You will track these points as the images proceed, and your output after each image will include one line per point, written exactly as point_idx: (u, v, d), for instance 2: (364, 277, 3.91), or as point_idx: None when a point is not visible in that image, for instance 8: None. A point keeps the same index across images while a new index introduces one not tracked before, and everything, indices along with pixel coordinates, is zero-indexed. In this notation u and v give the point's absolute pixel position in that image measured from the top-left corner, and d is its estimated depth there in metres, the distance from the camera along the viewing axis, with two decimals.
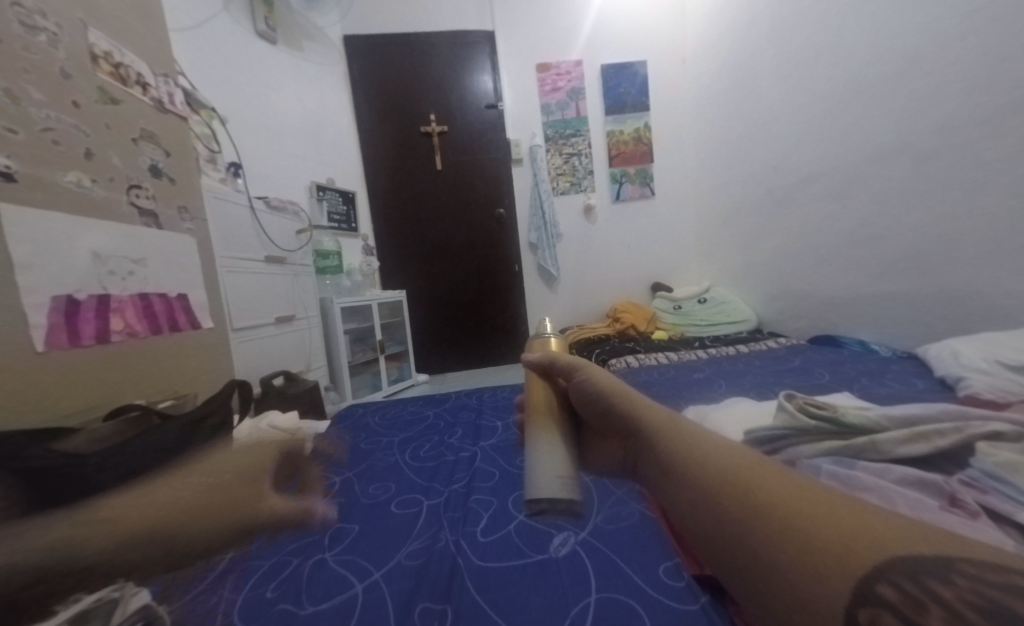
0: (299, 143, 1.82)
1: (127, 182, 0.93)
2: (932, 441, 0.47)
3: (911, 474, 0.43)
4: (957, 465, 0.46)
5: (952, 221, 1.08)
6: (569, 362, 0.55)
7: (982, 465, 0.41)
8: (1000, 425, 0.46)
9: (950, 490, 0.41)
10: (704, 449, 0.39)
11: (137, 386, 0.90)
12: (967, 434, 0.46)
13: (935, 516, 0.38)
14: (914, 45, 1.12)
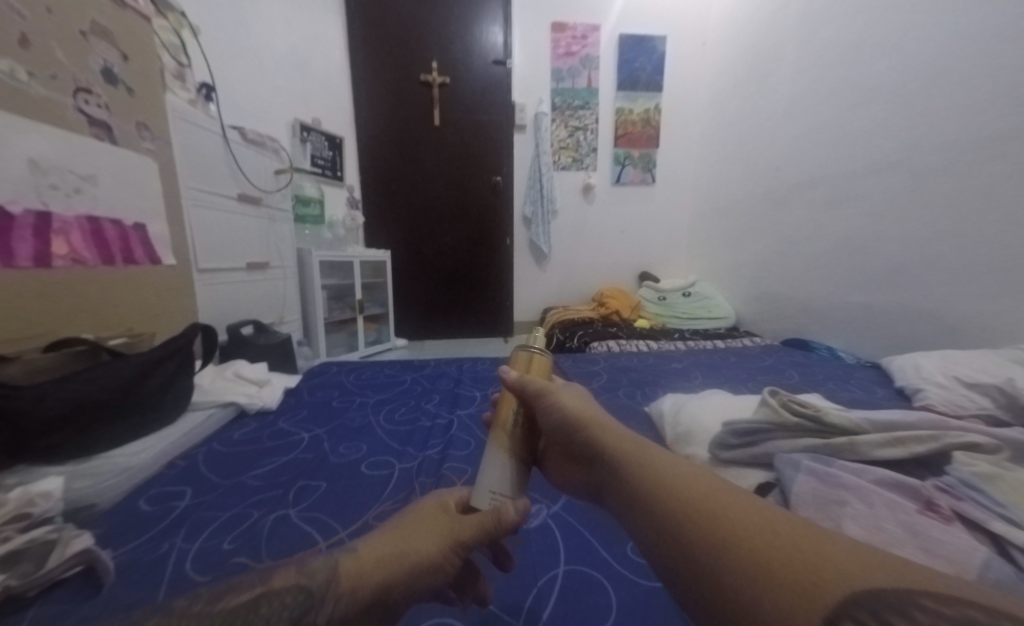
0: (284, 74, 1.66)
1: (74, 84, 0.81)
2: (910, 446, 0.47)
3: (891, 477, 0.42)
4: (930, 472, 0.47)
5: (936, 240, 1.11)
6: (536, 383, 0.48)
7: (959, 474, 0.42)
8: (976, 438, 0.47)
9: (927, 494, 0.40)
10: (667, 474, 0.34)
11: (85, 320, 0.81)
12: (945, 444, 0.47)
13: (915, 518, 0.37)
14: (936, 55, 1.11)
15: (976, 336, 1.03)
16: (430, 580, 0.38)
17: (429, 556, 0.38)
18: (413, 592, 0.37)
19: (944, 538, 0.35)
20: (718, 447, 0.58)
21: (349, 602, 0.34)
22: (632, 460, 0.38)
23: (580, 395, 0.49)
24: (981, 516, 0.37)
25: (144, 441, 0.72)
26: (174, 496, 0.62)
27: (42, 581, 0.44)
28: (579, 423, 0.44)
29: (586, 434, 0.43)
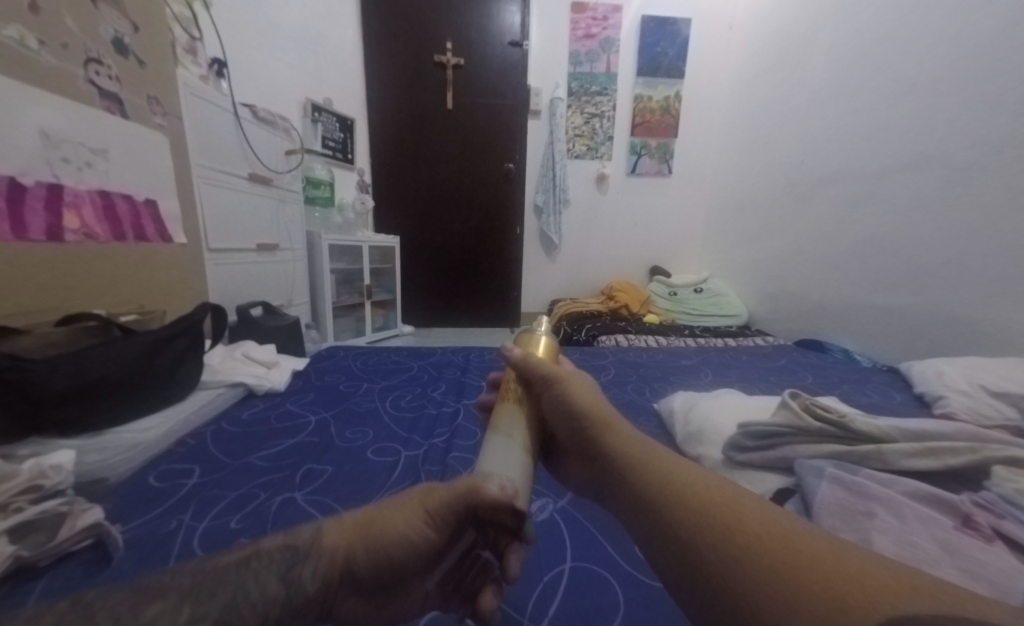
0: (297, 51, 1.63)
1: (85, 54, 0.79)
2: (943, 458, 0.45)
3: (923, 490, 0.40)
4: (963, 485, 0.45)
5: (967, 241, 1.06)
6: (542, 368, 0.49)
7: (1000, 490, 0.40)
8: (1016, 452, 0.44)
9: (965, 510, 0.38)
10: (674, 479, 0.32)
11: (97, 295, 0.81)
12: (982, 457, 0.44)
13: (950, 535, 0.35)
14: (981, 45, 1.05)
15: (1003, 343, 0.99)
16: (407, 546, 0.35)
17: (408, 521, 0.35)
18: (392, 559, 0.34)
19: (983, 557, 0.33)
20: (732, 448, 0.56)
21: (329, 559, 0.32)
22: (638, 465, 0.36)
23: (588, 382, 0.49)
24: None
25: (154, 418, 0.72)
26: (182, 474, 0.62)
27: (53, 552, 0.45)
28: (585, 410, 0.44)
29: (591, 428, 0.42)
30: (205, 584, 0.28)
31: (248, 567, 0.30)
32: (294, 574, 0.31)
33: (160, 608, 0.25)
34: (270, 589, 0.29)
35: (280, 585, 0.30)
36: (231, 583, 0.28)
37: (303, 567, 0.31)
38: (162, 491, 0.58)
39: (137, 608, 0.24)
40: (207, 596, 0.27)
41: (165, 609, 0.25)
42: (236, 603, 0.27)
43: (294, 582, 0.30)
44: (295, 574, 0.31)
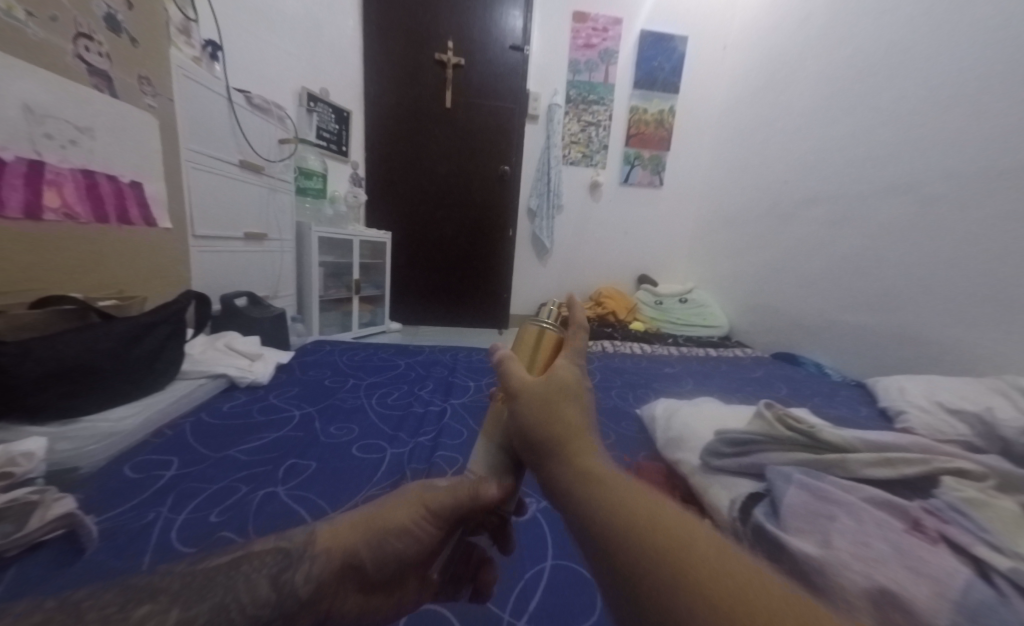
0: (295, 39, 1.61)
1: (76, 28, 0.77)
2: (899, 468, 0.48)
3: (880, 496, 0.41)
4: (916, 494, 0.47)
5: (933, 266, 1.13)
6: (499, 361, 0.39)
7: (947, 498, 0.42)
8: (964, 464, 0.47)
9: (914, 515, 0.40)
10: (636, 500, 0.26)
11: (74, 277, 0.78)
12: (934, 468, 0.47)
13: (902, 539, 0.36)
14: (955, 82, 1.11)
15: (962, 363, 1.05)
16: (405, 542, 0.39)
17: (404, 521, 0.39)
18: (391, 554, 0.39)
19: (930, 558, 0.34)
20: (710, 454, 0.58)
21: (324, 560, 0.35)
22: (589, 481, 0.28)
23: (564, 374, 0.36)
24: (965, 539, 0.37)
25: (131, 406, 0.71)
26: (160, 465, 0.60)
27: (20, 543, 0.43)
28: (538, 417, 0.33)
29: (539, 437, 0.32)
30: (194, 586, 0.30)
31: (239, 570, 0.33)
32: (286, 577, 0.34)
33: (149, 609, 0.28)
34: (260, 590, 0.32)
35: (271, 587, 0.32)
36: (220, 585, 0.31)
37: (297, 569, 0.34)
38: (135, 482, 0.56)
39: (127, 608, 0.27)
40: (197, 598, 0.29)
41: (154, 609, 0.28)
42: (226, 602, 0.30)
43: (289, 582, 0.33)
44: (289, 575, 0.34)
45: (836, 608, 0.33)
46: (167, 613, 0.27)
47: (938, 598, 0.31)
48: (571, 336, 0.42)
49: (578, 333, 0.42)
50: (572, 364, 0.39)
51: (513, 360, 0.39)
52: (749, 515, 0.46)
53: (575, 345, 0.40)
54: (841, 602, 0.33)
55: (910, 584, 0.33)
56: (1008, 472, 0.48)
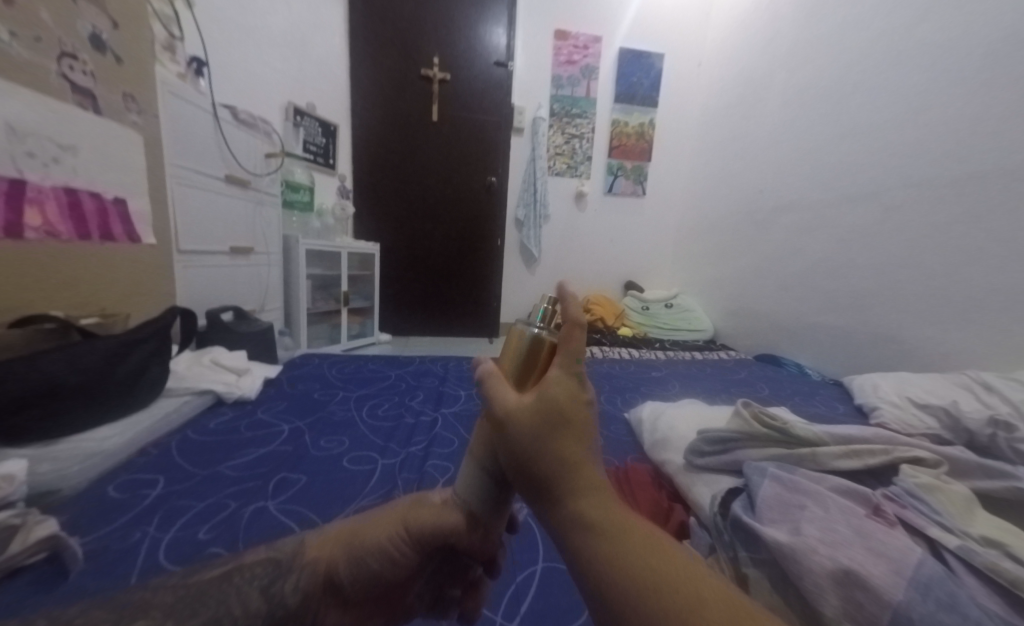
0: (281, 55, 1.62)
1: (60, 48, 0.77)
2: (863, 459, 0.50)
3: (845, 484, 0.44)
4: (880, 482, 0.50)
5: (900, 269, 1.18)
6: (482, 384, 0.35)
7: (903, 483, 0.45)
8: (922, 452, 0.50)
9: (875, 501, 0.43)
10: (636, 547, 0.25)
11: (56, 296, 0.77)
12: (894, 457, 0.50)
13: (863, 522, 0.39)
14: (912, 95, 1.18)
15: (930, 360, 1.10)
16: (383, 560, 0.39)
17: (383, 538, 0.39)
18: (371, 571, 0.39)
19: (888, 540, 0.37)
20: (693, 453, 0.61)
21: (309, 574, 0.37)
22: (585, 523, 0.26)
23: (552, 394, 0.31)
24: (919, 522, 0.40)
25: (115, 425, 0.70)
26: (146, 484, 0.60)
27: (4, 566, 0.42)
28: (523, 452, 0.29)
29: (528, 474, 0.29)
30: (188, 600, 0.32)
31: (231, 583, 0.35)
32: (276, 588, 0.35)
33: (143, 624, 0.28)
34: (251, 602, 0.33)
35: (260, 599, 0.34)
36: (213, 599, 0.33)
37: (286, 580, 0.36)
38: (120, 502, 0.56)
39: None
40: (190, 613, 0.31)
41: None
42: (219, 616, 0.31)
43: (277, 594, 0.35)
44: (278, 587, 0.36)
45: (807, 590, 0.35)
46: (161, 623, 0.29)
47: (895, 575, 0.34)
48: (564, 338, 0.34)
49: (575, 334, 0.34)
50: (562, 376, 0.32)
51: (497, 380, 0.35)
52: (729, 509, 0.48)
53: (567, 349, 0.33)
54: (809, 583, 0.35)
55: (871, 564, 0.35)
56: (962, 460, 0.51)
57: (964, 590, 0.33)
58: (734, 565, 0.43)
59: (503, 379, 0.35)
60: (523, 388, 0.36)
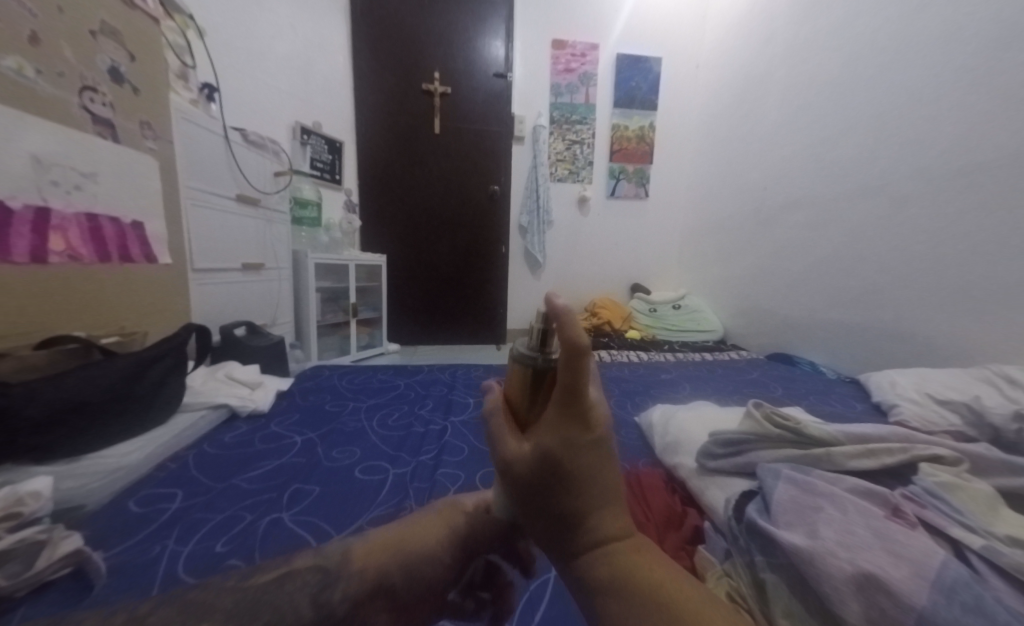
0: (288, 77, 1.67)
1: (81, 82, 0.81)
2: (880, 458, 0.49)
3: (861, 484, 0.43)
4: (899, 482, 0.48)
5: (912, 262, 1.16)
6: (486, 430, 0.34)
7: (923, 483, 0.44)
8: (941, 450, 0.49)
9: (893, 501, 0.42)
10: (656, 604, 0.27)
11: (78, 316, 0.80)
12: (913, 455, 0.49)
13: (882, 523, 0.38)
14: (917, 88, 1.17)
15: (949, 354, 1.08)
16: (430, 562, 0.41)
17: (428, 540, 0.43)
18: (418, 575, 0.40)
19: (907, 541, 0.36)
20: (705, 456, 0.60)
21: (359, 580, 0.37)
22: (606, 583, 0.29)
23: (551, 445, 0.30)
24: (940, 521, 0.39)
25: (134, 441, 0.71)
26: (165, 498, 0.61)
27: (31, 581, 0.43)
28: (536, 508, 0.31)
29: (545, 528, 0.32)
30: (247, 605, 0.32)
31: (284, 589, 0.35)
32: (326, 595, 0.36)
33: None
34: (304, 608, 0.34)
35: (313, 606, 0.34)
36: (267, 604, 0.33)
37: (335, 588, 0.36)
38: (141, 516, 0.57)
39: None
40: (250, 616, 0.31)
41: None
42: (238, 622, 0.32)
43: (330, 600, 0.35)
44: (328, 593, 0.36)
45: (825, 594, 0.34)
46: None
47: (916, 578, 0.33)
48: (560, 370, 0.30)
49: (573, 364, 0.29)
50: (560, 420, 0.30)
51: (500, 424, 0.34)
52: (744, 512, 0.48)
53: (562, 385, 0.30)
54: (827, 588, 0.34)
55: (890, 566, 0.34)
56: (984, 457, 0.49)
57: (989, 591, 0.32)
58: (751, 570, 0.42)
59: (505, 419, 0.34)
60: (530, 421, 0.34)
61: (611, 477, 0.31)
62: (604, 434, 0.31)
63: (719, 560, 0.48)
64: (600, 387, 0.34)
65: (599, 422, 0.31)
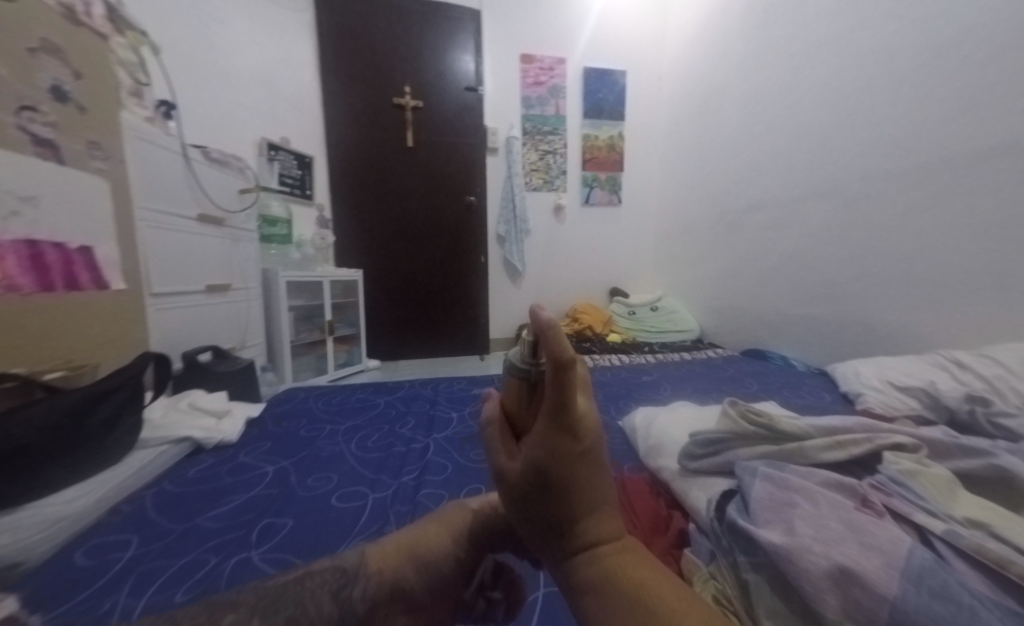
0: (251, 93, 1.64)
1: (17, 102, 0.76)
2: (848, 449, 0.50)
3: (832, 477, 0.44)
4: (866, 471, 0.50)
5: (868, 257, 1.22)
6: (486, 440, 0.38)
7: (888, 471, 0.45)
8: (903, 438, 0.51)
9: (863, 492, 0.43)
10: (637, 603, 0.29)
11: (18, 352, 0.74)
12: (877, 444, 0.50)
13: (853, 515, 0.39)
14: (861, 94, 1.24)
15: (907, 342, 1.13)
16: (443, 558, 0.49)
17: (439, 541, 0.50)
18: (431, 572, 0.48)
19: (877, 532, 0.36)
20: (686, 457, 0.60)
21: (375, 581, 0.45)
22: (591, 584, 0.30)
23: (540, 457, 0.32)
24: (906, 509, 0.40)
25: (85, 484, 0.66)
26: (118, 547, 0.56)
27: None
28: (529, 514, 0.33)
29: (538, 533, 0.34)
30: (270, 601, 0.40)
31: (306, 585, 0.42)
32: (346, 593, 0.43)
33: (235, 617, 0.37)
34: (325, 602, 0.41)
35: (334, 601, 0.42)
36: (291, 599, 0.40)
37: (354, 587, 0.44)
38: (89, 568, 0.52)
39: None
40: (273, 610, 0.39)
41: None
42: None
43: (350, 596, 0.43)
44: (348, 591, 0.43)
45: (804, 593, 0.35)
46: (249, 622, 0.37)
47: (888, 570, 0.33)
48: (548, 385, 0.32)
49: (560, 378, 0.31)
50: (549, 432, 0.32)
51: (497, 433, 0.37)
52: (724, 513, 0.48)
53: (550, 400, 0.32)
54: (807, 586, 0.35)
55: (863, 559, 0.35)
56: (941, 442, 0.51)
57: (953, 577, 0.33)
58: (735, 572, 0.42)
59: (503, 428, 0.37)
60: (524, 430, 0.37)
61: (602, 486, 0.33)
62: (593, 443, 0.32)
63: (704, 562, 0.48)
64: (590, 396, 0.35)
65: (589, 432, 0.32)
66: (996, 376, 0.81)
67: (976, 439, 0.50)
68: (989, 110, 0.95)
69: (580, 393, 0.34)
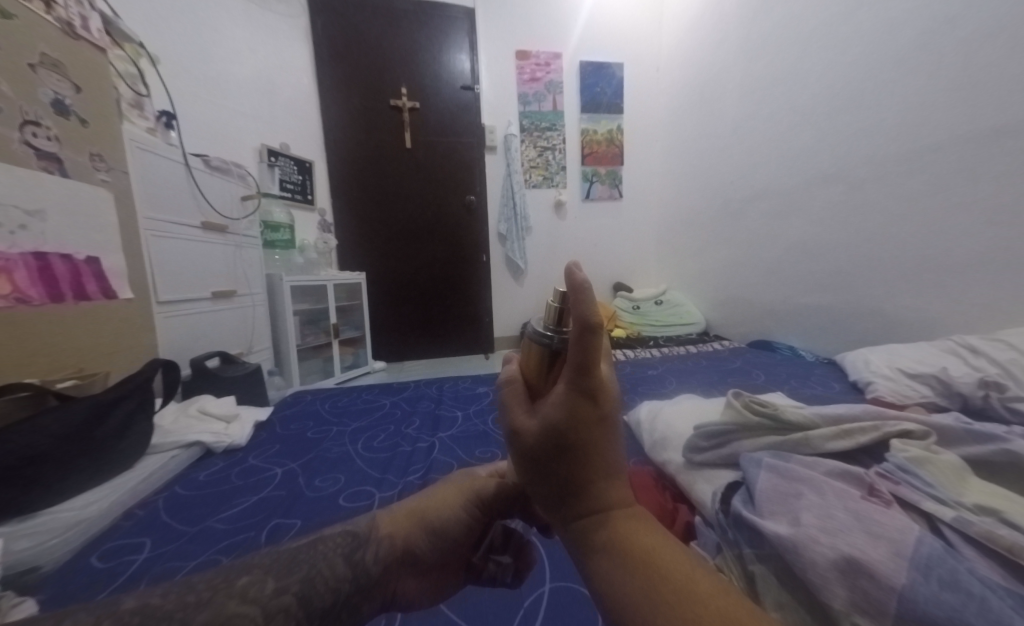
0: (250, 100, 1.66)
1: (20, 117, 0.78)
2: (855, 437, 0.49)
3: (838, 466, 0.44)
4: (872, 459, 0.49)
5: (876, 242, 1.20)
6: (499, 399, 0.37)
7: (896, 459, 0.44)
8: (910, 425, 0.50)
9: (869, 481, 0.42)
10: (645, 567, 0.28)
11: (31, 361, 0.76)
12: (885, 432, 0.49)
13: (859, 504, 0.38)
14: (864, 77, 1.22)
15: (918, 328, 1.11)
16: (451, 522, 0.50)
17: (449, 507, 0.51)
18: (439, 536, 0.49)
19: (883, 520, 0.36)
20: (690, 450, 0.60)
21: (387, 545, 0.46)
22: (601, 548, 0.30)
23: (559, 418, 0.31)
24: (913, 496, 0.39)
25: (95, 491, 0.67)
26: (132, 549, 0.58)
27: None
28: (539, 477, 0.32)
29: (546, 495, 0.33)
30: (285, 561, 0.39)
31: (318, 549, 0.42)
32: (359, 555, 0.43)
33: (250, 579, 0.36)
34: (339, 566, 0.41)
35: (348, 564, 0.42)
36: (305, 562, 0.40)
37: (366, 550, 0.44)
38: (109, 565, 0.54)
39: None
40: (288, 572, 0.38)
41: None
42: None
43: (361, 559, 0.43)
44: (360, 554, 0.43)
45: (811, 582, 0.35)
46: (265, 583, 0.36)
47: (896, 557, 0.33)
48: (572, 347, 0.31)
49: (586, 340, 0.30)
50: (569, 395, 0.31)
51: (511, 396, 0.36)
52: (729, 505, 0.48)
53: (573, 363, 0.31)
54: (814, 576, 0.35)
55: (869, 547, 0.34)
56: (950, 429, 0.50)
57: (961, 563, 0.32)
58: (740, 564, 0.42)
59: (515, 392, 0.36)
60: (540, 394, 0.36)
61: (615, 453, 0.32)
62: (612, 410, 0.31)
63: (710, 555, 0.47)
64: (611, 365, 0.35)
65: (609, 398, 0.32)
66: (1010, 361, 0.80)
67: (989, 425, 0.49)
68: (993, 90, 0.93)
69: (602, 360, 0.33)
